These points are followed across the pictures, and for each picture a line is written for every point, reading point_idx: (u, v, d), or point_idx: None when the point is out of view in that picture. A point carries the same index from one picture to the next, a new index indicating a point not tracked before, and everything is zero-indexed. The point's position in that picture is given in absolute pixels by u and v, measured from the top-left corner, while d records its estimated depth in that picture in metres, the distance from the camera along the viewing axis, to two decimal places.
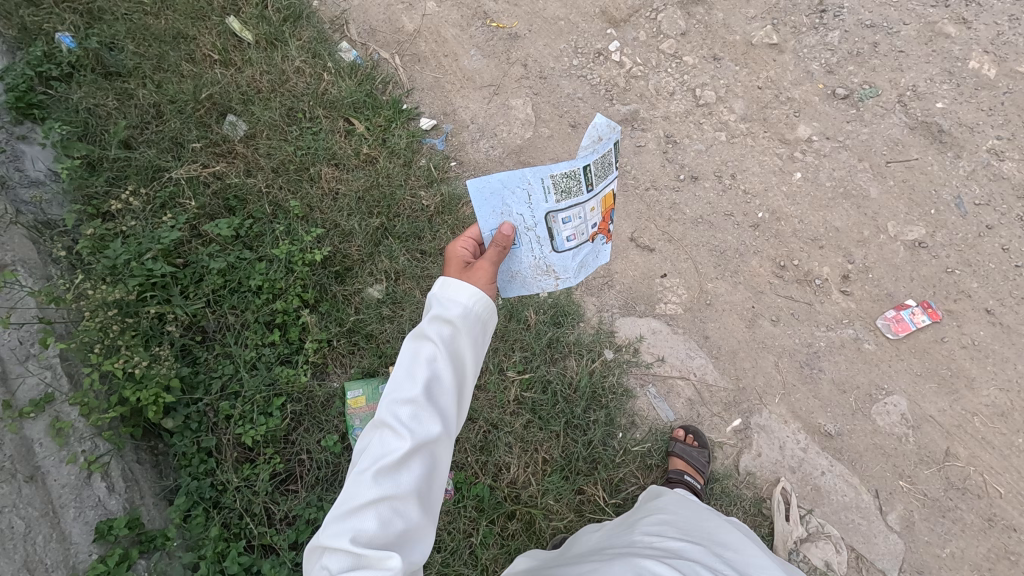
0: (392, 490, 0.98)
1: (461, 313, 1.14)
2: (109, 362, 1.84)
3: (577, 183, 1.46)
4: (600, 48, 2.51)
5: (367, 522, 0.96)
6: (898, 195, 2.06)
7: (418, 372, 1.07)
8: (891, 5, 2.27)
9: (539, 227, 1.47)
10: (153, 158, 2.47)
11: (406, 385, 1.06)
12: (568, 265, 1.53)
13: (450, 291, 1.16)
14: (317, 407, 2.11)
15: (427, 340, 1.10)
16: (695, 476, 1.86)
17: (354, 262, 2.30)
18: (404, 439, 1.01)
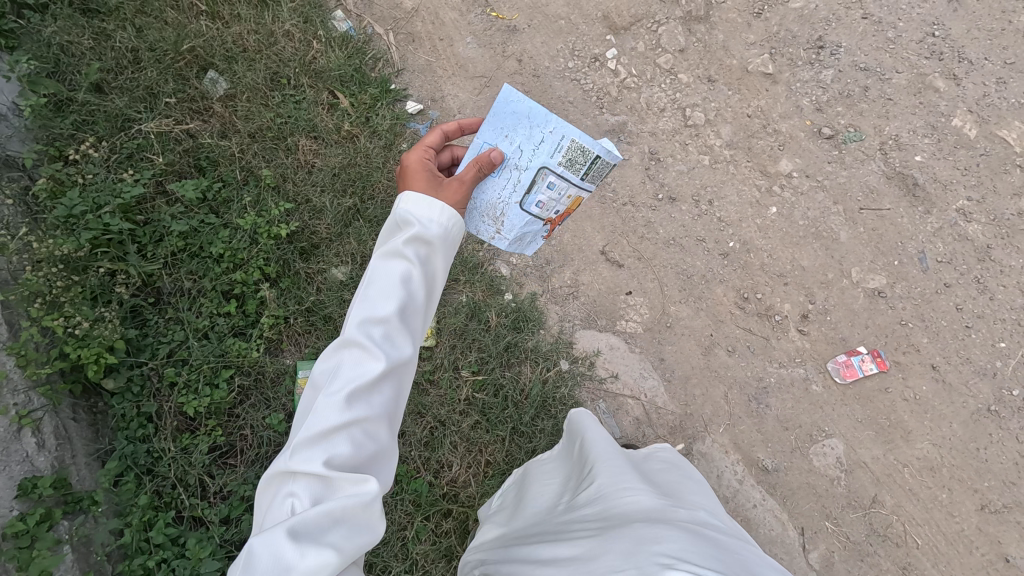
0: (364, 414, 1.00)
1: (439, 234, 1.15)
2: (52, 318, 1.80)
3: (581, 165, 1.48)
4: (597, 54, 2.49)
5: (340, 446, 0.97)
6: (866, 242, 2.09)
7: (394, 292, 1.07)
8: (887, 51, 2.28)
9: (525, 172, 1.46)
10: (124, 107, 2.39)
11: (379, 305, 1.06)
12: (518, 226, 1.52)
13: (421, 209, 1.15)
14: (266, 383, 2.07)
15: (402, 258, 1.10)
16: None
17: (321, 241, 2.26)
18: (380, 362, 1.02)
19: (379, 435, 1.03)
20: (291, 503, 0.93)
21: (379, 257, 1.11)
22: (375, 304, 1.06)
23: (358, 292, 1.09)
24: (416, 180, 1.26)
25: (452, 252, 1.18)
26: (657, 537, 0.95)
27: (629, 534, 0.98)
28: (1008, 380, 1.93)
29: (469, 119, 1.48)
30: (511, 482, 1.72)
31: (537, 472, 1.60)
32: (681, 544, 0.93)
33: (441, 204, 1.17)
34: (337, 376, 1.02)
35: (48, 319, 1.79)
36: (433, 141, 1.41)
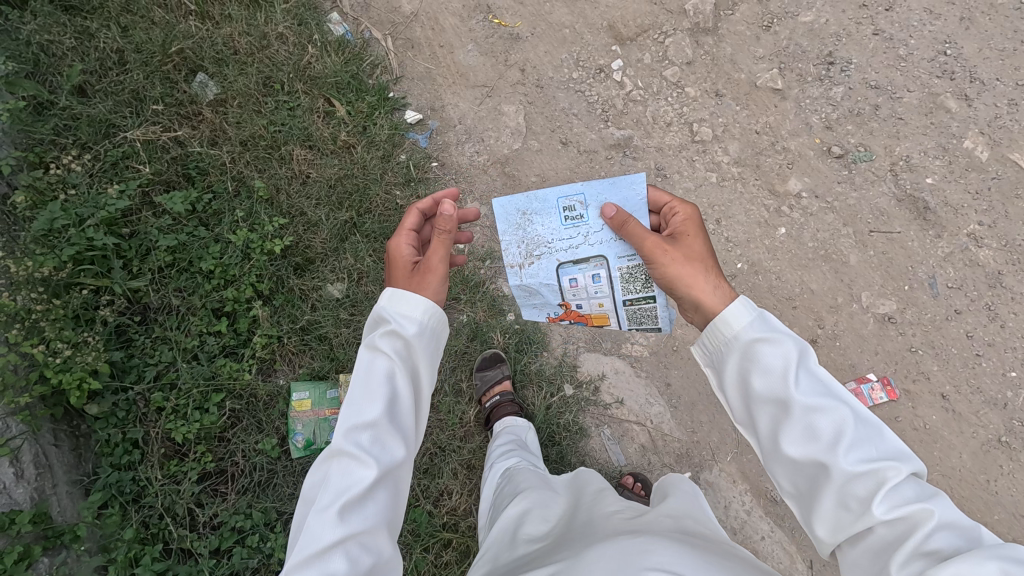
0: (359, 526, 0.99)
1: (416, 332, 1.14)
2: (32, 344, 1.70)
3: (637, 286, 1.40)
4: (602, 65, 2.43)
5: (336, 564, 0.95)
6: (876, 266, 2.06)
7: (377, 391, 1.07)
8: (898, 69, 2.25)
9: (584, 248, 1.42)
10: (108, 112, 2.29)
11: (363, 409, 1.06)
12: (540, 280, 1.43)
13: (389, 307, 1.16)
14: (259, 407, 1.99)
15: (382, 358, 1.10)
16: None
17: (316, 256, 2.18)
18: (370, 468, 1.01)
19: (376, 544, 1.01)
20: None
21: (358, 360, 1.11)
22: (357, 410, 1.06)
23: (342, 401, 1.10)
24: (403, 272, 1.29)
25: (435, 352, 1.17)
26: (646, 545, 0.95)
27: (612, 539, 0.98)
28: (1019, 411, 1.90)
29: (445, 193, 1.45)
30: (483, 478, 1.65)
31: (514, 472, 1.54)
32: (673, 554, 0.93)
33: (419, 299, 1.17)
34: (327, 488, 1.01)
35: (26, 344, 1.70)
36: (411, 224, 1.40)
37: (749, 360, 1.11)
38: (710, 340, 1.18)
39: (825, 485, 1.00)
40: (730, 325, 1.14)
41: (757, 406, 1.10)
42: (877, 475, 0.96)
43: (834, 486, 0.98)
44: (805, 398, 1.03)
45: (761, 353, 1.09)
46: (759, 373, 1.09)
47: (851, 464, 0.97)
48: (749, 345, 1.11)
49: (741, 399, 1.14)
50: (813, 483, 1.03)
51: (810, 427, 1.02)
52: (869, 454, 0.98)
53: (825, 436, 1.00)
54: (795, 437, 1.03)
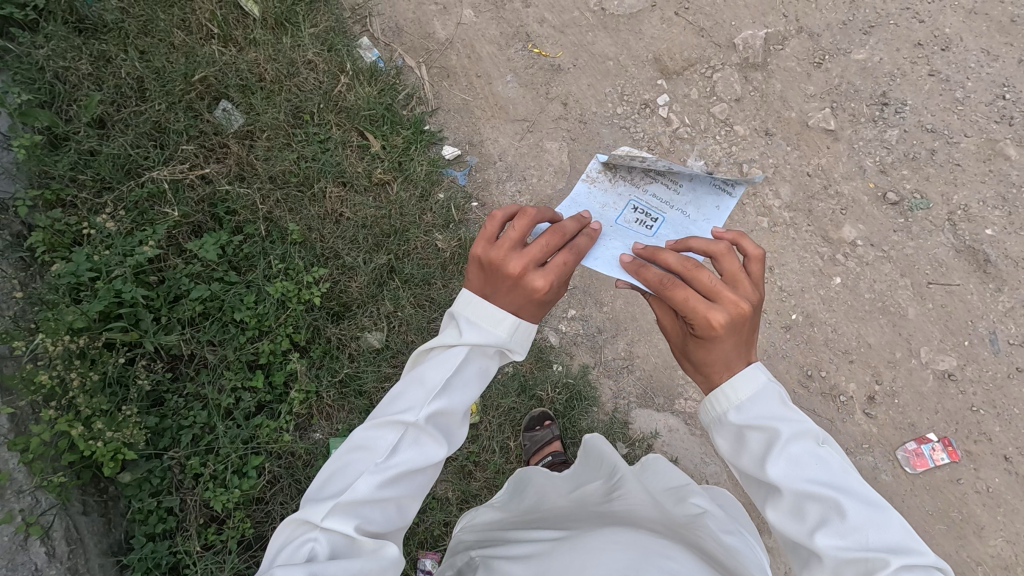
0: (404, 492, 0.97)
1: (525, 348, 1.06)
2: (67, 419, 1.61)
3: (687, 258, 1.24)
4: (647, 99, 2.34)
5: (373, 513, 0.93)
6: (935, 320, 2.01)
7: (468, 377, 1.01)
8: (954, 112, 2.19)
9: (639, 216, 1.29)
10: (130, 146, 2.17)
11: (455, 396, 1.00)
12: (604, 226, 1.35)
13: (480, 323, 1.01)
14: (298, 467, 1.89)
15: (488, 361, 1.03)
16: None
17: (354, 303, 2.07)
18: (440, 448, 0.98)
19: (408, 515, 1.00)
20: (309, 546, 0.90)
21: (449, 341, 1.01)
22: (449, 394, 0.99)
23: (433, 367, 0.99)
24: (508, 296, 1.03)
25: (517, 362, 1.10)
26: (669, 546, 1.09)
27: (639, 541, 1.10)
28: None
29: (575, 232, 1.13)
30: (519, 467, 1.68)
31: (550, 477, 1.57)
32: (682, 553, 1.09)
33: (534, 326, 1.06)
34: (389, 445, 0.96)
35: (61, 419, 1.61)
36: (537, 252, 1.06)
37: (739, 442, 0.99)
38: (703, 414, 1.06)
39: (815, 568, 0.90)
40: (720, 403, 1.01)
41: (751, 482, 1.00)
42: (866, 566, 0.84)
43: (825, 568, 0.88)
44: (787, 482, 0.92)
45: (751, 438, 0.97)
46: (747, 456, 0.97)
47: (837, 552, 0.86)
48: (738, 430, 0.99)
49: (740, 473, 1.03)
50: (807, 562, 0.92)
51: (798, 509, 0.91)
52: (860, 541, 0.86)
53: (810, 519, 0.90)
54: (780, 512, 0.94)
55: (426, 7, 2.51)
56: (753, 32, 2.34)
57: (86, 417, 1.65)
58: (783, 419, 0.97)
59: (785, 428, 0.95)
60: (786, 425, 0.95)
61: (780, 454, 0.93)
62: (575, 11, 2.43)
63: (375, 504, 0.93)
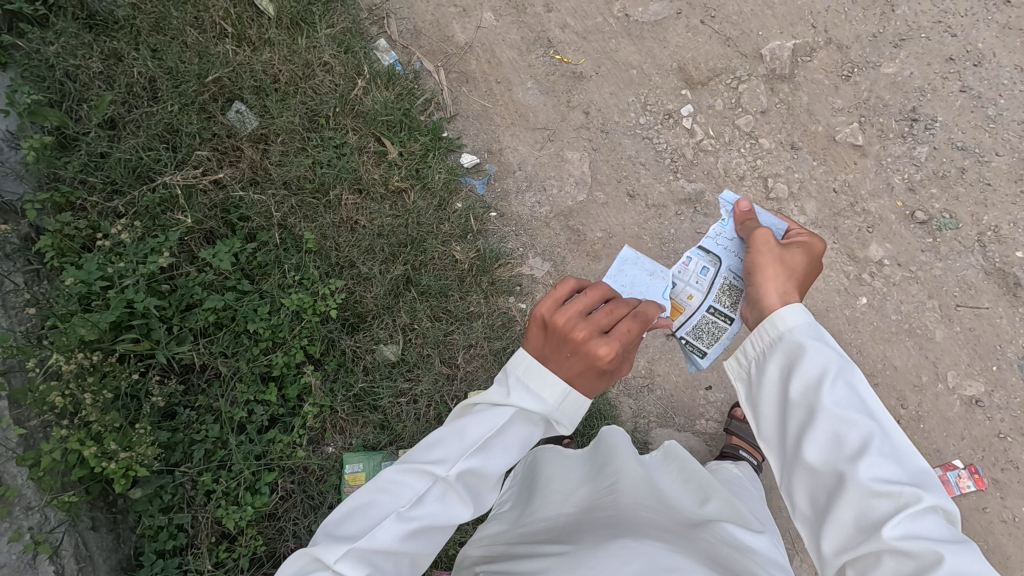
0: (421, 545, 0.96)
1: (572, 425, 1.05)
2: (77, 437, 1.55)
3: None
4: (671, 109, 2.28)
5: (387, 563, 0.92)
6: (963, 343, 1.97)
7: (508, 443, 1.00)
8: (986, 131, 2.14)
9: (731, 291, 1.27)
10: (141, 149, 2.12)
11: (492, 459, 0.99)
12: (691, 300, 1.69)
13: (531, 386, 1.00)
14: (312, 483, 1.86)
15: (534, 431, 1.02)
16: (750, 451, 1.87)
17: (369, 313, 2.03)
18: (465, 509, 0.99)
19: (417, 569, 0.99)
20: None
21: (497, 399, 1.01)
22: (487, 455, 0.99)
23: (483, 424, 0.99)
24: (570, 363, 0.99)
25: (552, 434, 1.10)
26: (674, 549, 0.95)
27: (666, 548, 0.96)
28: None
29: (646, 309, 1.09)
30: (517, 470, 1.58)
31: (553, 464, 1.45)
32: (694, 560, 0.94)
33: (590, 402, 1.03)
34: (415, 496, 0.95)
35: (71, 438, 1.55)
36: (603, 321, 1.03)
37: (787, 365, 1.05)
38: (751, 343, 1.12)
39: (840, 500, 0.93)
40: (778, 326, 1.09)
41: (786, 411, 1.03)
42: (897, 496, 0.88)
43: (851, 499, 0.92)
44: (834, 405, 0.97)
45: (801, 359, 1.03)
46: (796, 377, 1.03)
47: (871, 480, 0.91)
48: (792, 355, 1.05)
49: (772, 405, 1.07)
50: (828, 496, 0.95)
51: (835, 438, 0.96)
52: (892, 475, 0.91)
53: (850, 447, 0.94)
54: (816, 445, 0.98)
55: (445, 9, 2.45)
56: (781, 42, 2.29)
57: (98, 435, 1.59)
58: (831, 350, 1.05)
59: (837, 361, 1.02)
60: (839, 358, 1.02)
61: (833, 378, 0.99)
62: (598, 17, 2.38)
63: (389, 555, 0.92)
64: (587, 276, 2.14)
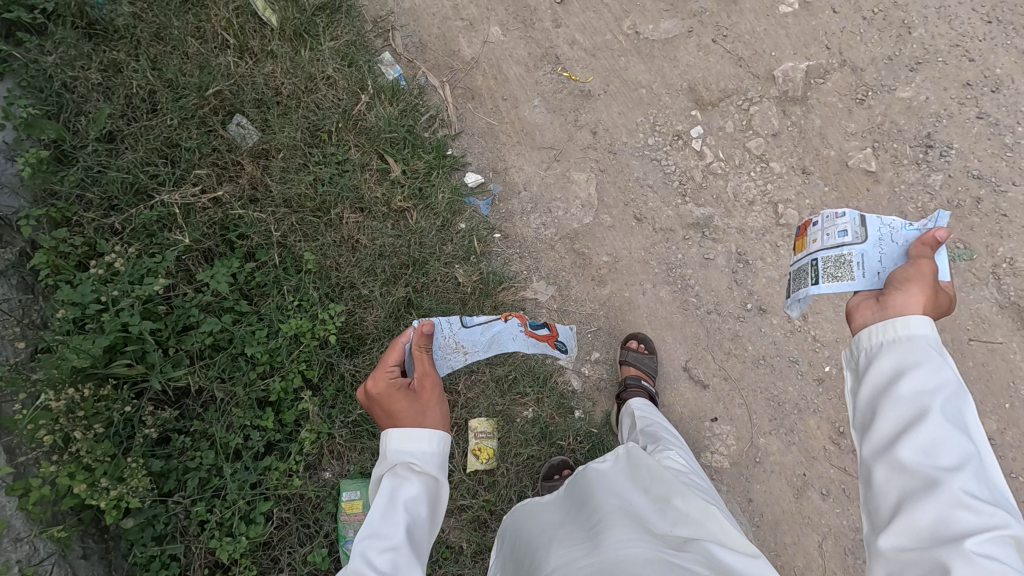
0: None
1: (436, 464, 1.13)
2: (67, 472, 1.52)
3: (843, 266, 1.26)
4: (680, 130, 2.24)
5: None
6: (975, 379, 1.93)
7: (396, 507, 1.06)
8: (1002, 159, 2.10)
9: (855, 249, 1.26)
10: (139, 163, 2.07)
11: (386, 525, 1.04)
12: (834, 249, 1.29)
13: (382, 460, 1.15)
14: (308, 512, 1.83)
15: (407, 486, 1.09)
16: (649, 381, 1.92)
17: (369, 336, 1.99)
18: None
19: None
20: None
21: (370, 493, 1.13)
22: (381, 525, 1.04)
23: (365, 520, 1.05)
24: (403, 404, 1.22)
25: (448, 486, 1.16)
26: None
27: None
28: None
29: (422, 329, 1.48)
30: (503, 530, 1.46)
31: (532, 522, 1.36)
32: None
33: (432, 430, 1.16)
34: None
35: (61, 472, 1.52)
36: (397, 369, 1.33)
37: (904, 359, 0.96)
38: (869, 333, 1.04)
39: (922, 503, 0.84)
40: (907, 323, 1.00)
41: (884, 403, 0.95)
42: (989, 518, 0.80)
43: (937, 504, 0.83)
44: (943, 415, 0.89)
45: (921, 358, 0.95)
46: (913, 372, 0.94)
47: (965, 491, 0.82)
48: (910, 352, 0.96)
49: (871, 395, 0.98)
50: (906, 498, 0.87)
51: (935, 443, 0.87)
52: (983, 498, 0.82)
53: (947, 459, 0.86)
54: (911, 448, 0.89)
55: (452, 22, 2.40)
56: (794, 64, 2.24)
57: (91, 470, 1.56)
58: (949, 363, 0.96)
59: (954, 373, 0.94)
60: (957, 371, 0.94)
61: (948, 385, 0.92)
62: (608, 34, 2.33)
63: None
64: (592, 301, 2.09)
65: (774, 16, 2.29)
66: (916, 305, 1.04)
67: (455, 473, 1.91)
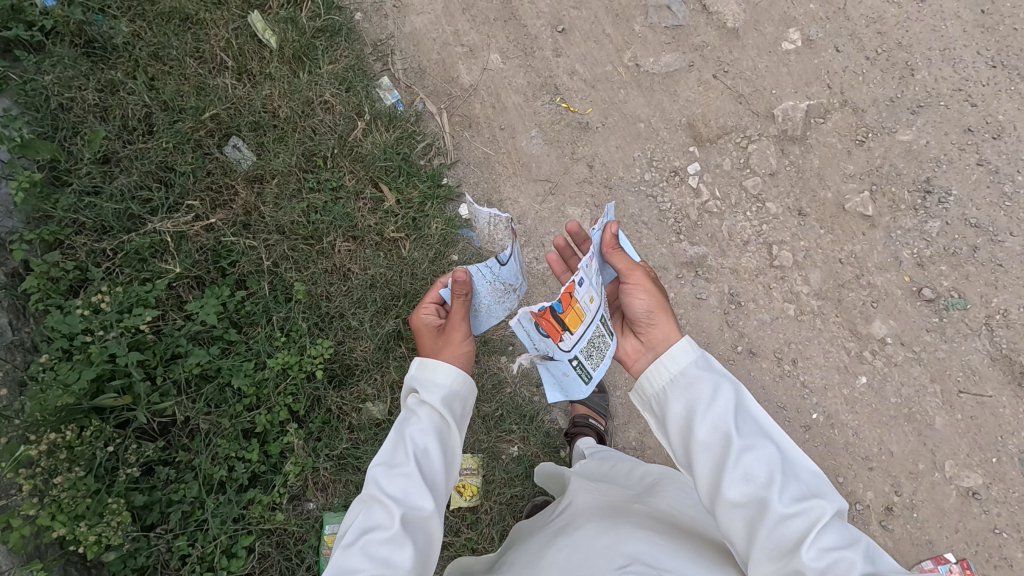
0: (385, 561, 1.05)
1: (441, 397, 1.23)
2: (47, 513, 1.56)
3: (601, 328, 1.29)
4: (677, 166, 2.23)
5: None
6: (963, 432, 1.94)
7: (406, 442, 1.17)
8: (1001, 208, 2.08)
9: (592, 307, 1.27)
10: (133, 186, 2.08)
11: (398, 456, 1.16)
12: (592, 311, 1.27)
13: (405, 394, 1.28)
14: (290, 545, 1.84)
15: (414, 421, 1.20)
16: (598, 420, 1.95)
17: (357, 368, 2.00)
18: (393, 508, 1.10)
19: None
20: None
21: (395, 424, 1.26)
22: (394, 456, 1.17)
23: (377, 452, 1.19)
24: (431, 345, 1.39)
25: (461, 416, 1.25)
26: (621, 543, 1.14)
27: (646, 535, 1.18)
28: None
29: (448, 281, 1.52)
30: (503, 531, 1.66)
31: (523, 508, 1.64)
32: (642, 544, 1.14)
33: (446, 365, 1.26)
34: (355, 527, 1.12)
35: (41, 514, 1.55)
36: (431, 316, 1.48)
37: (689, 405, 1.11)
38: (648, 380, 1.17)
39: (759, 530, 1.01)
40: (669, 364, 1.15)
41: (694, 451, 1.09)
42: (808, 515, 1.00)
43: (769, 525, 1.01)
44: (738, 437, 1.05)
45: (700, 395, 1.10)
46: (700, 416, 1.08)
47: (784, 504, 1.00)
48: (690, 389, 1.11)
49: (680, 442, 1.13)
50: (748, 528, 1.03)
51: (747, 471, 1.03)
52: (798, 497, 1.02)
53: (760, 479, 1.03)
54: (731, 484, 1.04)
55: (452, 48, 2.39)
56: (794, 102, 2.22)
57: (71, 509, 1.59)
58: (722, 377, 1.13)
59: (727, 386, 1.10)
60: (728, 382, 1.11)
61: (730, 412, 1.07)
62: (608, 65, 2.32)
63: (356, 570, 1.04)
64: None
65: (776, 53, 2.26)
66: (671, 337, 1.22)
67: None
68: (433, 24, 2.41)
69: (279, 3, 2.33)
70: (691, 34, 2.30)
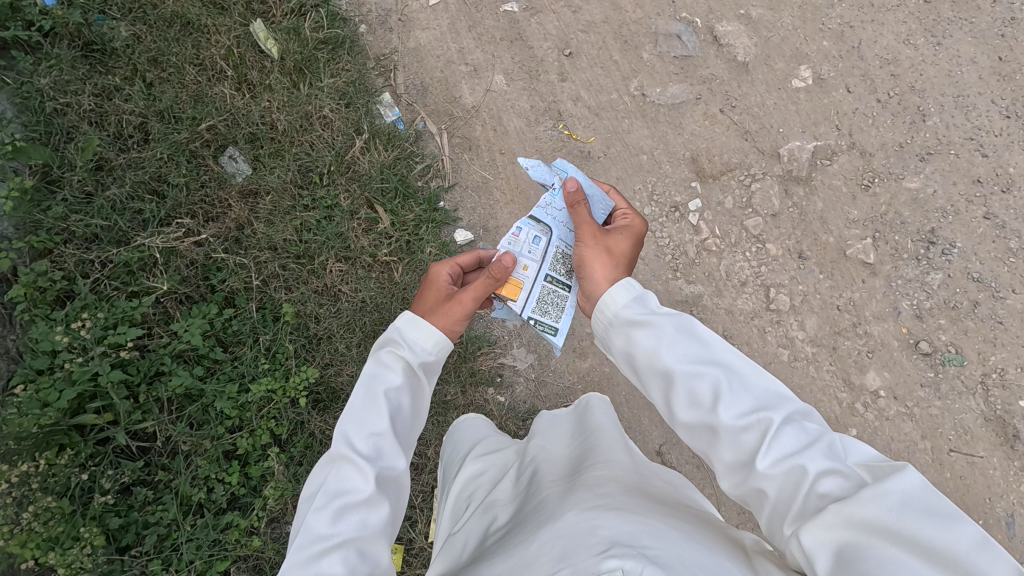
0: (358, 531, 1.04)
1: (422, 361, 1.26)
2: (17, 541, 1.57)
3: (555, 290, 1.57)
4: (678, 202, 2.19)
5: (334, 563, 0.98)
6: (951, 492, 1.92)
7: (380, 403, 1.17)
8: (1006, 264, 2.04)
9: (535, 272, 1.56)
10: (126, 197, 2.05)
11: (372, 418, 1.15)
12: (536, 279, 1.56)
13: (381, 348, 1.30)
14: (266, 571, 1.83)
15: (389, 378, 1.21)
16: None
17: (343, 392, 1.99)
18: (365, 472, 1.09)
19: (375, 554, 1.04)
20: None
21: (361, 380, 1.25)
22: (368, 416, 1.16)
23: (347, 410, 1.18)
24: (433, 301, 1.42)
25: (433, 377, 1.31)
26: (599, 523, 0.92)
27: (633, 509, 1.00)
28: None
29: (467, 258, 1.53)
30: (442, 457, 1.61)
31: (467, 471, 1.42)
32: (629, 522, 0.93)
33: (433, 331, 1.28)
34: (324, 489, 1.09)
35: (11, 541, 1.57)
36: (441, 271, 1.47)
37: (631, 341, 1.16)
38: (596, 324, 1.27)
39: (718, 445, 1.03)
40: (607, 308, 1.22)
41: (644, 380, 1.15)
42: (760, 427, 0.99)
43: (725, 442, 1.01)
44: (679, 364, 1.08)
45: (639, 335, 1.15)
46: (639, 350, 1.15)
47: (734, 419, 1.00)
48: (627, 329, 1.18)
49: (634, 374, 1.20)
50: (707, 445, 1.06)
51: (692, 395, 1.06)
52: (751, 410, 1.01)
53: (706, 400, 1.04)
54: (682, 409, 1.08)
55: (456, 66, 2.34)
56: (801, 142, 2.18)
57: (42, 534, 1.61)
58: (662, 313, 1.17)
59: (664, 320, 1.14)
60: (664, 317, 1.14)
61: (667, 341, 1.11)
62: (613, 93, 2.27)
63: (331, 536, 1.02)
64: (571, 373, 2.06)
65: (785, 90, 2.22)
66: (602, 283, 1.35)
67: (418, 539, 1.97)
68: (438, 41, 2.36)
69: (282, 12, 2.28)
70: (699, 65, 2.25)
